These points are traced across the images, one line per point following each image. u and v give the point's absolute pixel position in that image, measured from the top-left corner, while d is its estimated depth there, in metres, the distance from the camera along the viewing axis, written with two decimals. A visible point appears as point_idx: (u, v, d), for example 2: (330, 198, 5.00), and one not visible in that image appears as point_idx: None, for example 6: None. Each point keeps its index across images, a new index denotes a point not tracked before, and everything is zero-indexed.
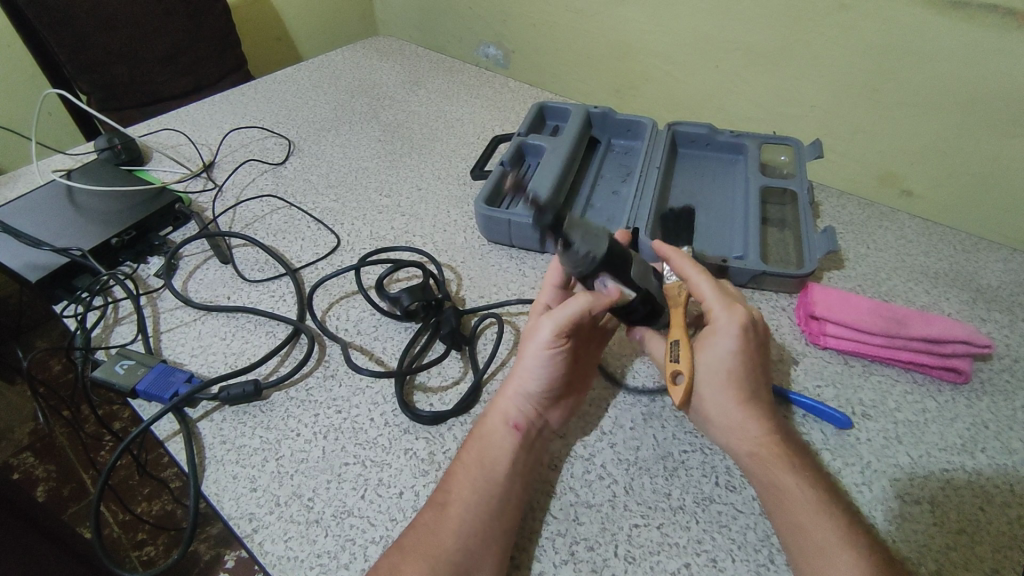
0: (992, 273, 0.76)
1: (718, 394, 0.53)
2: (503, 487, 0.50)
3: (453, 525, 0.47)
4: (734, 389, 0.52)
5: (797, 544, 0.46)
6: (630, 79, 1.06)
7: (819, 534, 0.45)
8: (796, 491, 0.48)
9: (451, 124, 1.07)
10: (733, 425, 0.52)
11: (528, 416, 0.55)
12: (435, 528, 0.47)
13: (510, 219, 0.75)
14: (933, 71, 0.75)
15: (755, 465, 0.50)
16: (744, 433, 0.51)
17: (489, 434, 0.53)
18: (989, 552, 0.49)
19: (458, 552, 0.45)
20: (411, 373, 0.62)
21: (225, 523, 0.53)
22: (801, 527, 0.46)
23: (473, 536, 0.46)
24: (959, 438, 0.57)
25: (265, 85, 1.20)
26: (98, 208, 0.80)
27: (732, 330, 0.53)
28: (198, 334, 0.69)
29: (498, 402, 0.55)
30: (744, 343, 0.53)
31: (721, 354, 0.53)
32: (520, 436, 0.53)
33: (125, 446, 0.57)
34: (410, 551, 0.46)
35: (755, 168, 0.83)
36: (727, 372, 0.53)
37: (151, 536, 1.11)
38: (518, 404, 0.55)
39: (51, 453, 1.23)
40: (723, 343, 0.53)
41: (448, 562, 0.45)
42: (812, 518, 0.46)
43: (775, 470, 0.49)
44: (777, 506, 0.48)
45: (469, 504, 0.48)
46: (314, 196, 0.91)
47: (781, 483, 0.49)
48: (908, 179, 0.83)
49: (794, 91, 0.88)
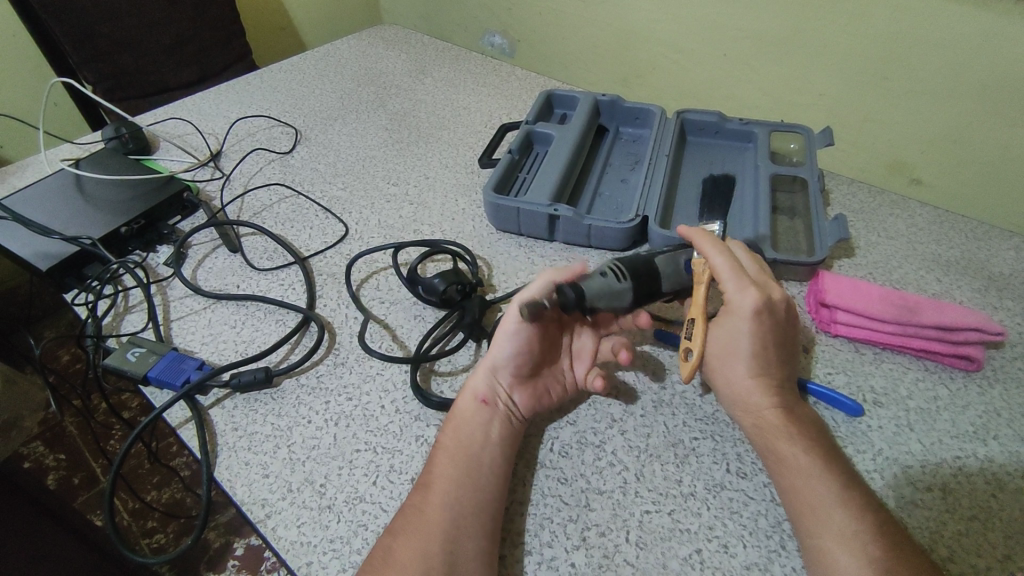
0: (1005, 261, 0.75)
1: (727, 371, 0.54)
2: (479, 461, 0.51)
3: (438, 500, 0.48)
4: (744, 366, 0.53)
5: (798, 514, 0.47)
6: (638, 66, 1.06)
7: (818, 503, 0.46)
8: (795, 458, 0.49)
9: (458, 112, 1.06)
10: (748, 404, 0.53)
11: (498, 392, 0.56)
12: (424, 506, 0.48)
13: (519, 208, 0.75)
14: (944, 58, 0.74)
15: (758, 437, 0.52)
16: (750, 407, 0.53)
17: (469, 409, 0.54)
18: (1002, 539, 0.49)
19: (448, 523, 0.46)
20: (425, 360, 0.62)
21: (238, 509, 0.54)
22: (800, 498, 0.47)
23: (458, 507, 0.47)
24: (971, 426, 0.57)
25: (272, 74, 1.20)
26: (106, 197, 0.81)
27: (743, 315, 0.52)
28: (208, 322, 0.70)
29: (470, 381, 0.57)
30: (757, 326, 0.52)
31: (730, 337, 0.53)
32: (486, 409, 0.54)
33: (137, 433, 0.58)
34: (401, 529, 0.46)
35: (765, 155, 0.83)
36: (736, 353, 0.53)
37: (161, 523, 1.12)
38: (486, 379, 0.56)
39: (61, 442, 1.24)
40: (738, 326, 0.53)
41: (437, 534, 0.45)
42: (808, 485, 0.47)
43: (779, 444, 0.50)
44: (780, 476, 0.49)
45: (452, 478, 0.49)
46: (321, 184, 0.91)
47: (782, 453, 0.50)
48: (919, 167, 0.83)
49: (804, 79, 0.87)
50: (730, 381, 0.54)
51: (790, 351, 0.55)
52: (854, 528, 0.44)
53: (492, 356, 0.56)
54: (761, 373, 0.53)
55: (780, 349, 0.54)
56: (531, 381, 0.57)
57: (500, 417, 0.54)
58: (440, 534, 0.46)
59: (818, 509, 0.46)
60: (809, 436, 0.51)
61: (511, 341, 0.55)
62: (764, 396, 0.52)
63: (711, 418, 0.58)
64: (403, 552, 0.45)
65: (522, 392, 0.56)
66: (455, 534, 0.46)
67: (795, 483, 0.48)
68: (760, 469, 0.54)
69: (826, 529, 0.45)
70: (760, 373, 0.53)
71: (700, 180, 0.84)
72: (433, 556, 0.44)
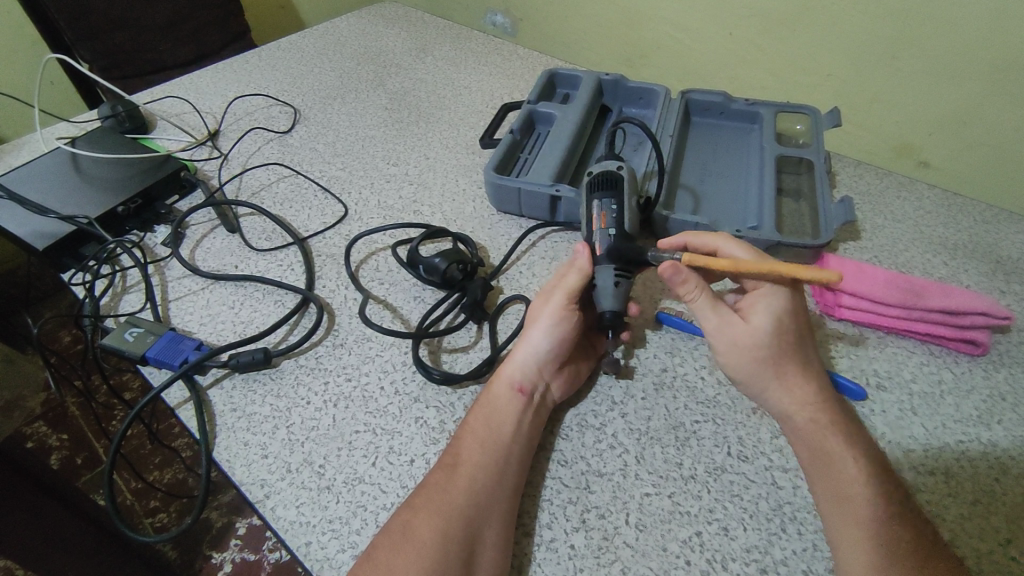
0: (1013, 244, 0.74)
1: (777, 360, 0.52)
2: (507, 448, 0.50)
3: (463, 483, 0.47)
4: (791, 352, 0.52)
5: (829, 504, 0.46)
6: (642, 47, 1.03)
7: (848, 493, 0.46)
8: (835, 456, 0.48)
9: (459, 92, 1.05)
10: (790, 391, 0.52)
11: (535, 381, 0.55)
12: (447, 485, 0.47)
13: (520, 188, 0.74)
14: (956, 38, 0.72)
15: (810, 430, 0.50)
16: (798, 398, 0.51)
17: (504, 399, 0.53)
18: (1004, 522, 0.48)
19: (469, 505, 0.46)
20: (428, 336, 0.62)
21: (237, 489, 0.53)
22: (833, 491, 0.47)
23: (483, 493, 0.47)
24: (976, 410, 0.56)
25: (270, 52, 1.18)
26: (103, 176, 0.80)
27: (782, 293, 0.53)
28: (206, 302, 0.69)
29: (504, 368, 0.55)
30: (795, 305, 0.53)
31: (768, 319, 0.52)
32: (524, 400, 0.53)
33: (136, 413, 0.57)
34: (422, 506, 0.46)
35: (771, 136, 0.82)
36: (781, 335, 0.52)
37: (163, 503, 1.12)
38: (523, 367, 0.54)
39: (63, 422, 1.24)
40: (772, 302, 0.53)
41: (459, 516, 0.45)
42: (841, 476, 0.47)
43: (826, 436, 0.49)
44: (821, 476, 0.48)
45: (480, 464, 0.48)
46: (320, 164, 0.90)
47: (829, 448, 0.48)
48: (927, 150, 0.81)
49: (811, 60, 0.86)
50: (779, 373, 0.52)
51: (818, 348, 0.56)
52: (876, 518, 0.44)
53: (531, 346, 0.55)
54: (804, 362, 0.53)
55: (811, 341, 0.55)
56: (565, 368, 0.57)
57: (535, 406, 0.54)
58: (461, 515, 0.45)
59: (845, 495, 0.46)
60: (852, 432, 0.50)
61: (551, 333, 0.55)
62: (811, 387, 0.52)
63: (712, 401, 0.58)
64: (422, 528, 0.44)
65: (558, 379, 0.56)
66: (476, 520, 0.45)
67: (828, 476, 0.47)
68: (762, 452, 0.53)
69: (851, 518, 0.45)
70: (804, 362, 0.53)
71: (703, 162, 0.83)
72: (453, 538, 0.44)
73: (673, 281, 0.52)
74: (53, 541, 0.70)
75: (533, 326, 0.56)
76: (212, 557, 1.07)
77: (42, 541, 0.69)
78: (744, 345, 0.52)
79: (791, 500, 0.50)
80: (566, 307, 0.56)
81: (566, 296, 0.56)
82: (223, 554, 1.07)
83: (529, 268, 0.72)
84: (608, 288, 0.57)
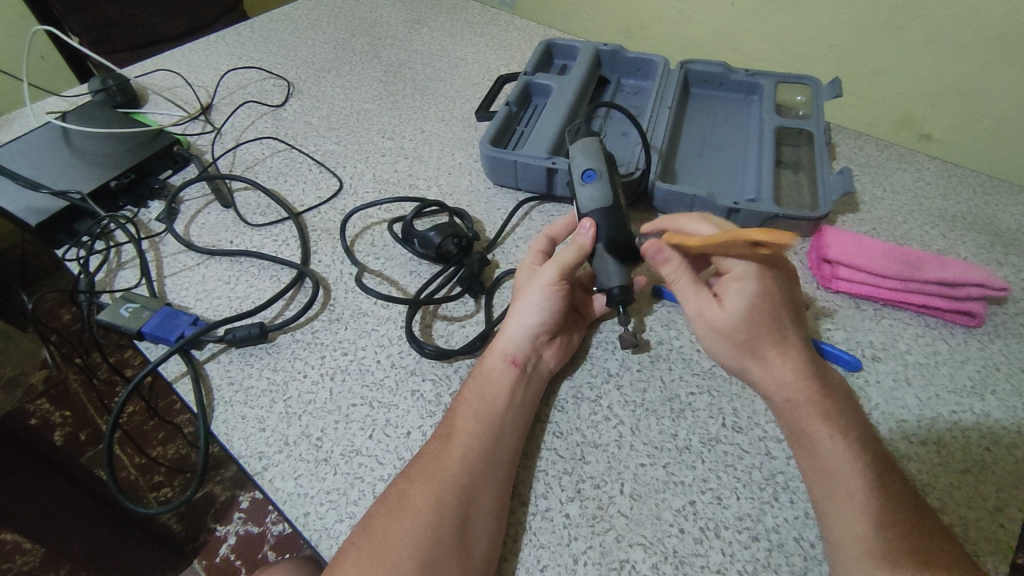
0: (1012, 215, 0.74)
1: (752, 343, 0.51)
2: (501, 418, 0.50)
3: (457, 451, 0.47)
4: (768, 332, 0.51)
5: (820, 474, 0.47)
6: (641, 17, 1.01)
7: (841, 466, 0.46)
8: (828, 432, 0.48)
9: (454, 64, 1.03)
10: (771, 370, 0.51)
11: (527, 353, 0.55)
12: (441, 455, 0.47)
13: (516, 161, 0.73)
14: (960, 8, 0.70)
15: (791, 412, 0.50)
16: (781, 380, 0.51)
17: (496, 373, 0.53)
18: (993, 491, 0.49)
19: (465, 474, 0.46)
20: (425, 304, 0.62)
21: (236, 462, 0.54)
22: (826, 463, 0.47)
23: (479, 463, 0.47)
24: (970, 380, 0.56)
25: (262, 24, 1.16)
26: (94, 151, 0.79)
27: (753, 269, 0.52)
28: (203, 278, 0.69)
29: (497, 341, 0.55)
30: (768, 284, 0.52)
31: (743, 299, 0.51)
32: (518, 372, 0.53)
33: (134, 386, 0.57)
34: (417, 475, 0.46)
35: (770, 106, 0.81)
36: (754, 317, 0.51)
37: (167, 477, 1.13)
38: (516, 338, 0.54)
39: (65, 399, 1.25)
40: (745, 287, 0.51)
41: (453, 484, 0.45)
42: (831, 449, 0.47)
43: (813, 415, 0.49)
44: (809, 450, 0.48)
45: (475, 434, 0.49)
46: (315, 138, 0.89)
47: (811, 428, 0.48)
48: (929, 123, 0.81)
49: (814, 30, 0.84)
50: (757, 354, 0.51)
51: (803, 317, 0.54)
52: (867, 484, 0.44)
53: (522, 319, 0.55)
54: (784, 340, 0.51)
55: (796, 317, 0.53)
56: (558, 338, 0.57)
57: (527, 377, 0.54)
58: (455, 483, 0.45)
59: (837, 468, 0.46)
60: (841, 403, 0.50)
61: (543, 307, 0.55)
62: (789, 365, 0.51)
63: (708, 373, 0.58)
64: (417, 497, 0.45)
65: (551, 349, 0.57)
66: (471, 488, 0.46)
67: (821, 448, 0.48)
68: (756, 424, 0.54)
69: (841, 488, 0.45)
70: (782, 338, 0.51)
71: (702, 134, 0.82)
72: (447, 505, 0.44)
73: (655, 261, 0.54)
74: (54, 512, 0.71)
75: (524, 299, 0.56)
76: (216, 530, 1.09)
77: (46, 512, 0.70)
78: (722, 331, 0.52)
79: (784, 470, 0.50)
80: (556, 279, 0.55)
81: (556, 270, 0.55)
82: (226, 527, 1.09)
83: (524, 242, 0.72)
84: (610, 267, 0.57)
